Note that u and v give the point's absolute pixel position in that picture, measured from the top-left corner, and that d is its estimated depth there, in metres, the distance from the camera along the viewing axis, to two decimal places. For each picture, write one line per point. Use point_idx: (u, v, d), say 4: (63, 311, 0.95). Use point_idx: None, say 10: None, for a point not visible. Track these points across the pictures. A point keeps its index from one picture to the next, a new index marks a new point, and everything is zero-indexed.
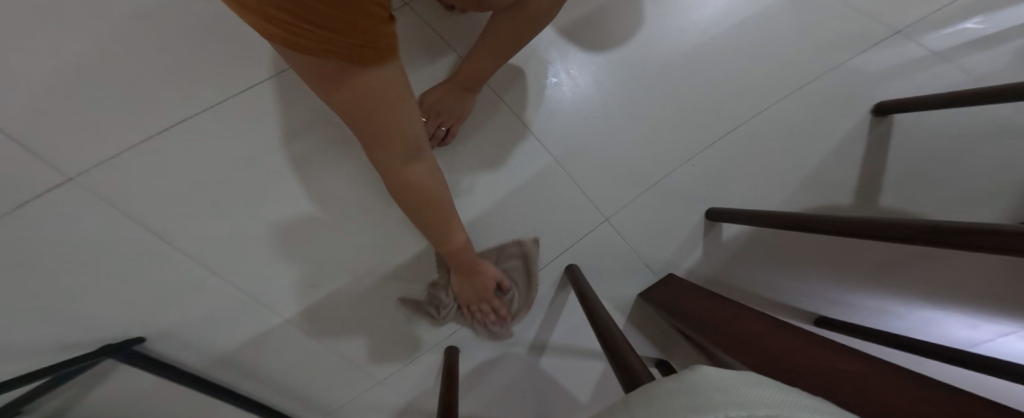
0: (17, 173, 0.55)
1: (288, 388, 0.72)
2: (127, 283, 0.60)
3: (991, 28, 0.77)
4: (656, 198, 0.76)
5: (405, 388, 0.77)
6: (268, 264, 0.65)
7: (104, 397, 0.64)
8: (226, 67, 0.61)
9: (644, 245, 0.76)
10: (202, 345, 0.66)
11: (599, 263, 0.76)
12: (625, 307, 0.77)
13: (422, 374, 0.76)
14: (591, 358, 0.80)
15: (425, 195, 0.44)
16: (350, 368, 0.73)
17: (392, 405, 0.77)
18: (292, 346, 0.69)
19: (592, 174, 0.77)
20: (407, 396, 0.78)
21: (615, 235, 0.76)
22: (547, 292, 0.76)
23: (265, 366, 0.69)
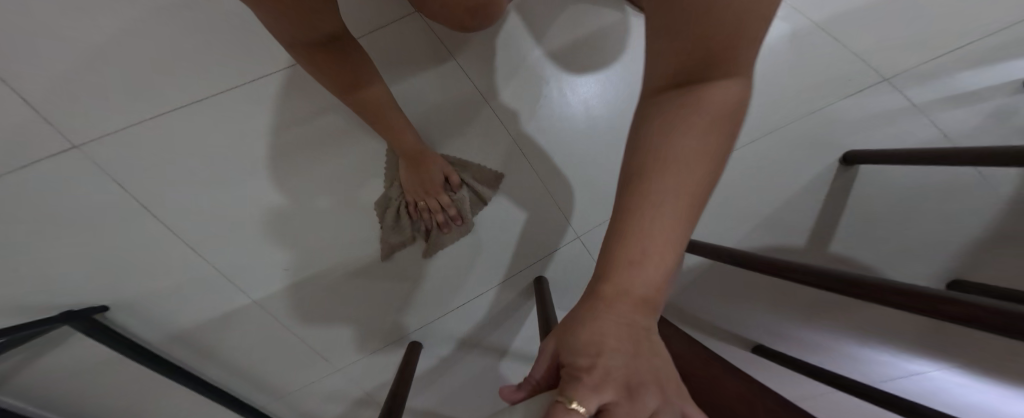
0: (54, 148, 0.66)
1: (244, 370, 0.79)
2: (133, 255, 0.70)
3: (971, 86, 0.80)
4: None
5: (365, 380, 0.84)
6: (258, 253, 0.74)
7: (54, 363, 0.68)
8: (240, 76, 0.71)
9: None
10: (168, 320, 0.73)
11: (564, 278, 0.80)
12: None
13: (381, 367, 0.83)
14: None
15: (374, 109, 0.61)
16: (312, 355, 0.80)
17: (351, 395, 0.85)
18: (253, 329, 0.76)
19: (569, 190, 0.79)
20: (366, 387, 0.85)
21: (583, 252, 0.79)
22: (508, 298, 0.81)
23: (226, 347, 0.76)
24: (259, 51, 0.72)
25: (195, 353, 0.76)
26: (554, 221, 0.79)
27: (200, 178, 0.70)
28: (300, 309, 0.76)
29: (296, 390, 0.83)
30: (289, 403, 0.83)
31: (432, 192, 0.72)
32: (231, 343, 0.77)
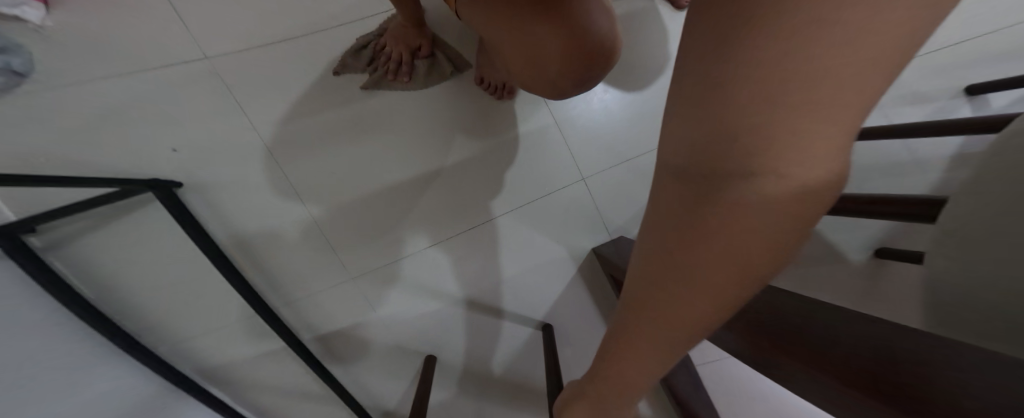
0: (177, 48, 0.86)
1: (279, 291, 0.93)
2: (202, 143, 0.88)
3: (935, 102, 1.03)
4: (625, 172, 0.93)
5: (384, 330, 0.96)
6: (314, 160, 0.92)
7: (127, 220, 0.90)
8: (334, 19, 0.92)
9: (608, 206, 0.92)
10: (217, 204, 0.91)
11: (567, 215, 0.92)
12: (579, 255, 0.93)
13: (399, 325, 0.96)
14: (519, 312, 0.96)
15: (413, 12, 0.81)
16: (338, 285, 0.94)
17: (376, 344, 0.97)
18: (292, 249, 0.92)
19: (583, 146, 0.93)
20: (388, 339, 0.96)
21: (587, 192, 0.92)
22: (515, 231, 0.93)
23: (266, 261, 0.92)
24: (356, 5, 0.93)
25: (240, 246, 0.91)
26: (566, 164, 0.92)
27: (282, 92, 0.90)
28: (339, 210, 0.93)
29: (309, 297, 0.94)
30: (299, 312, 0.94)
31: (401, 46, 0.89)
32: (271, 240, 0.91)
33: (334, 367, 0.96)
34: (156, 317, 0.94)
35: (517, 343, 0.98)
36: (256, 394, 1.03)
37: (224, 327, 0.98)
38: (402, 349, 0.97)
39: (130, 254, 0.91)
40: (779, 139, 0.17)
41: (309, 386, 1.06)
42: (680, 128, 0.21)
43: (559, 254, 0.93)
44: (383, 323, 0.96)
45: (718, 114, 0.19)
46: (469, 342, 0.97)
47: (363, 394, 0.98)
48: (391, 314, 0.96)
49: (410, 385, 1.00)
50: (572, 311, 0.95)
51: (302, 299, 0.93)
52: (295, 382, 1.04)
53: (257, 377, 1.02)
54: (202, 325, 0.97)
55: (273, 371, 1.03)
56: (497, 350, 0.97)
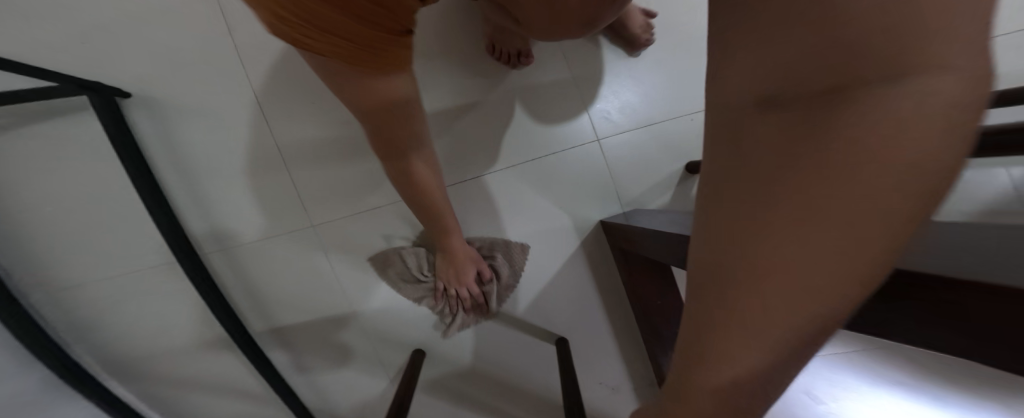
0: None
1: (219, 233, 0.79)
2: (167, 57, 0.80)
3: None
4: (645, 136, 0.80)
5: (347, 297, 0.79)
6: (287, 86, 0.82)
7: (49, 130, 0.77)
8: None
9: (623, 174, 0.79)
10: (166, 127, 0.80)
11: (576, 184, 0.78)
12: (583, 229, 0.79)
13: (361, 291, 0.80)
14: (501, 294, 0.79)
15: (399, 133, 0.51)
16: (291, 232, 0.80)
17: (332, 314, 0.79)
18: (245, 182, 0.80)
19: (597, 104, 0.80)
20: (349, 308, 0.79)
21: (599, 155, 0.79)
22: (508, 196, 0.79)
23: (211, 195, 0.79)
24: None
25: (178, 174, 0.79)
26: (575, 121, 0.80)
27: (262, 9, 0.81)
28: (302, 146, 0.81)
29: (247, 246, 0.79)
30: (233, 261, 0.78)
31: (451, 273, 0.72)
32: (215, 172, 0.80)
33: (261, 337, 0.78)
34: (49, 251, 0.77)
35: (498, 334, 0.79)
36: (149, 374, 0.81)
37: (129, 276, 0.79)
38: (352, 323, 0.80)
39: (36, 168, 0.77)
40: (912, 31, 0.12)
41: (227, 368, 0.83)
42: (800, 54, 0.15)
43: (558, 224, 0.78)
44: (331, 290, 0.80)
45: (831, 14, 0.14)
46: (437, 325, 0.79)
47: (293, 373, 0.80)
48: (346, 274, 0.80)
49: (357, 374, 0.80)
50: (568, 294, 0.79)
51: (236, 248, 0.78)
52: (206, 359, 0.82)
53: (159, 346, 0.81)
54: (101, 267, 0.78)
55: (178, 342, 0.81)
56: (473, 337, 0.79)
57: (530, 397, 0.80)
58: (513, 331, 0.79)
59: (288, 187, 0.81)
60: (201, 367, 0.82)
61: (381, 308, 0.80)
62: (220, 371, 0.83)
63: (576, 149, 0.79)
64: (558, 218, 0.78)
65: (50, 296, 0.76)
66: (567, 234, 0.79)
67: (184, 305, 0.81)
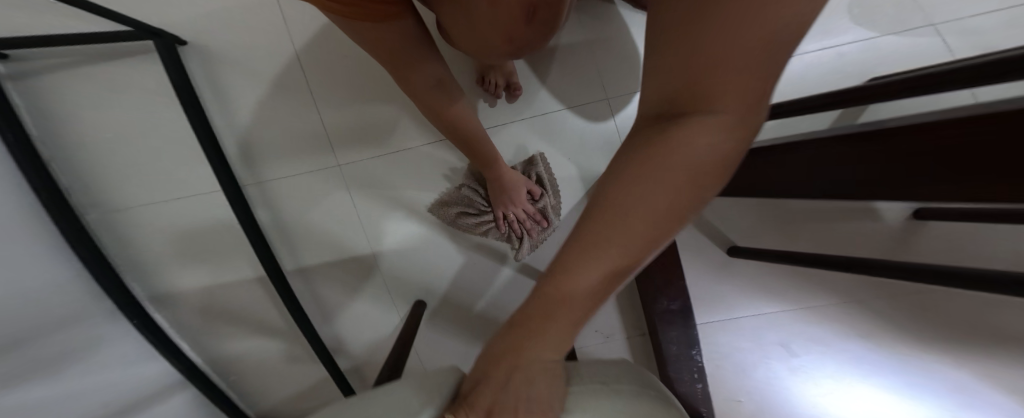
0: None
1: (256, 165, 0.89)
2: (216, 7, 0.89)
3: None
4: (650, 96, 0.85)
5: (369, 232, 0.88)
6: (321, 35, 0.90)
7: (114, 71, 0.87)
8: None
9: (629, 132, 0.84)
10: (214, 71, 0.89)
11: (583, 136, 0.84)
12: (587, 180, 0.85)
13: (381, 227, 0.88)
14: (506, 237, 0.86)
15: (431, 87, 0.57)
16: (322, 168, 0.89)
17: (354, 246, 0.88)
18: (282, 120, 0.89)
19: (608, 62, 0.85)
20: (370, 242, 0.88)
21: (607, 112, 0.84)
22: (520, 146, 0.85)
23: (251, 132, 0.89)
24: None
25: (221, 110, 0.89)
26: (585, 78, 0.85)
27: None
28: (335, 90, 0.90)
29: (280, 182, 0.89)
30: (265, 192, 0.88)
31: (511, 203, 0.79)
32: (259, 115, 0.89)
33: (288, 266, 0.88)
34: (107, 179, 0.87)
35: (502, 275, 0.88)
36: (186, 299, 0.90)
37: (173, 210, 0.88)
38: (369, 259, 0.88)
39: (99, 104, 0.87)
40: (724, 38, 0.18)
41: (252, 300, 0.91)
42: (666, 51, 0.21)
43: (567, 176, 0.85)
44: (352, 228, 0.88)
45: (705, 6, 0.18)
46: (447, 263, 0.88)
47: (312, 297, 0.89)
48: (366, 212, 0.88)
49: (369, 306, 0.89)
50: (568, 242, 0.85)
51: (272, 184, 0.88)
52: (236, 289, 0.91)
53: (196, 275, 0.90)
54: (152, 200, 0.88)
55: (214, 271, 0.90)
56: (479, 273, 0.87)
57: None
58: (518, 276, 0.87)
59: (320, 128, 0.90)
60: (230, 296, 0.91)
61: (397, 243, 0.88)
62: (246, 304, 0.91)
63: (589, 108, 0.84)
64: (568, 170, 0.85)
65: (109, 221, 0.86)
66: (572, 185, 0.85)
67: (219, 235, 0.90)
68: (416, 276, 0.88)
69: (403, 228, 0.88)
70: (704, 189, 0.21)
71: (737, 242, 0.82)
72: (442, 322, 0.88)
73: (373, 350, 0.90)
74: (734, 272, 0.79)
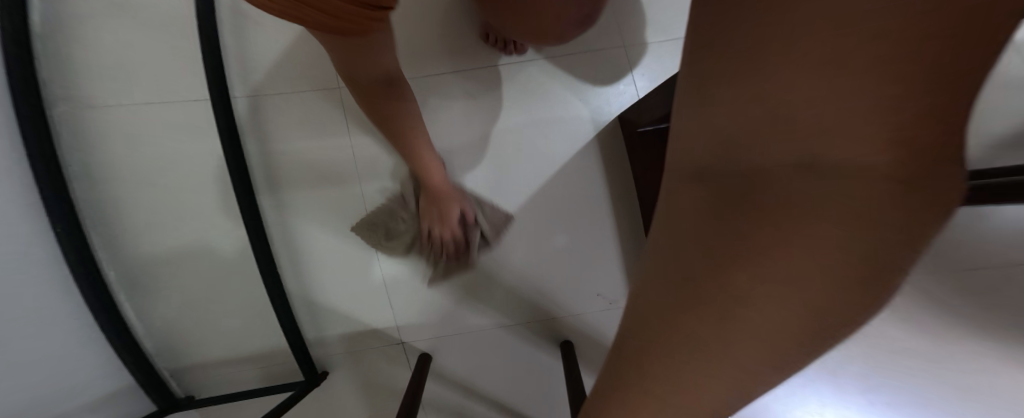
0: None
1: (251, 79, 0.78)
2: None
3: None
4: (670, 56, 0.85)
5: (372, 170, 0.77)
6: None
7: None
8: None
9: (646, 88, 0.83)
10: None
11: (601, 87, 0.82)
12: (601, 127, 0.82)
13: (387, 165, 0.77)
14: (517, 185, 0.79)
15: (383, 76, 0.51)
16: (328, 90, 0.78)
17: (351, 185, 0.77)
18: (285, 33, 0.79)
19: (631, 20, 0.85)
20: (368, 180, 0.77)
21: (624, 63, 0.84)
22: (541, 90, 0.81)
23: (250, 43, 0.79)
24: None
25: (219, 14, 0.78)
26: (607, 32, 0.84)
27: None
28: None
29: (272, 98, 0.77)
30: (255, 108, 0.77)
31: (446, 226, 0.73)
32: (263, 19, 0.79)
33: (260, 182, 0.76)
34: (83, 76, 0.76)
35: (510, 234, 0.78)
36: (128, 214, 0.74)
37: (145, 110, 0.77)
38: (355, 190, 0.77)
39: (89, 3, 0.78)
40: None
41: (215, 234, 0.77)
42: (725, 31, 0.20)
43: (579, 122, 0.82)
44: (341, 153, 0.77)
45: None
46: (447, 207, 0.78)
47: (284, 249, 0.76)
48: (368, 148, 0.77)
49: (344, 244, 0.76)
50: (579, 195, 0.80)
51: (263, 94, 0.78)
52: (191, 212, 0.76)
53: (153, 188, 0.76)
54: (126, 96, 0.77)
55: (173, 186, 0.76)
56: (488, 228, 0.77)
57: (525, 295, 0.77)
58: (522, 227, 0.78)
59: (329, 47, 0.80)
60: (181, 220, 0.76)
61: (397, 185, 0.77)
62: (198, 230, 0.76)
63: (606, 59, 0.84)
64: (580, 116, 0.82)
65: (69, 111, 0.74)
66: (587, 132, 0.82)
67: (192, 154, 0.77)
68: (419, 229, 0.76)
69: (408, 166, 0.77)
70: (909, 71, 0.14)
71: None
72: (429, 274, 0.76)
73: (339, 298, 0.77)
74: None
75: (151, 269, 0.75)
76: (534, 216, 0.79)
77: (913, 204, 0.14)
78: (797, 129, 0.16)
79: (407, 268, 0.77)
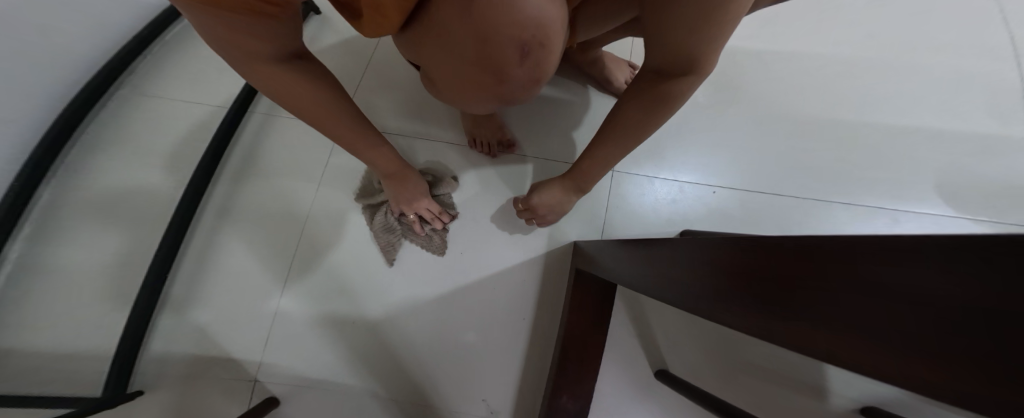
0: None
1: (276, 104, 0.82)
2: None
3: None
4: (667, 191, 0.73)
5: (329, 203, 0.75)
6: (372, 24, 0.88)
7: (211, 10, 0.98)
8: None
9: (622, 219, 0.71)
10: None
11: None
12: (556, 241, 0.71)
13: (340, 203, 0.75)
14: (438, 268, 0.72)
15: (285, 97, 0.43)
16: (308, 133, 0.80)
17: (295, 212, 0.75)
18: None
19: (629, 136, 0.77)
20: (315, 211, 0.75)
21: (607, 184, 0.73)
22: (508, 186, 0.75)
23: None
24: None
25: None
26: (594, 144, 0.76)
27: None
28: (374, 73, 0.84)
29: (284, 121, 0.80)
30: (263, 127, 0.80)
31: (414, 208, 0.69)
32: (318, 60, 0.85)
33: (222, 184, 0.76)
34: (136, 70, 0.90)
35: (415, 314, 0.70)
36: (99, 166, 0.80)
37: (165, 99, 0.87)
38: (298, 221, 0.74)
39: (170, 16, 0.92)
40: (465, 56, 0.42)
41: (140, 226, 0.78)
42: (459, 55, 0.42)
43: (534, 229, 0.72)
44: (306, 186, 0.76)
45: (463, 52, 0.41)
46: (356, 270, 0.72)
47: (202, 246, 0.73)
48: (328, 186, 0.76)
49: (257, 264, 0.73)
50: (500, 297, 0.70)
51: (279, 119, 0.81)
52: (148, 182, 0.81)
53: (119, 165, 0.81)
54: (173, 83, 0.88)
55: (142, 165, 0.82)
56: (399, 300, 0.70)
57: (403, 376, 0.68)
58: (432, 308, 0.70)
59: None
60: (135, 186, 0.80)
61: (333, 225, 0.74)
62: (143, 204, 0.79)
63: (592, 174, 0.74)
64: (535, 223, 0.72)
65: (127, 75, 0.87)
66: (536, 241, 0.72)
67: (162, 150, 0.83)
68: (335, 276, 0.72)
69: (351, 215, 0.75)
70: (517, 58, 0.42)
71: (670, 367, 0.66)
72: (318, 322, 0.70)
73: (216, 317, 0.71)
74: (657, 398, 0.66)
75: (79, 216, 0.77)
76: (443, 304, 0.70)
77: (476, 77, 0.47)
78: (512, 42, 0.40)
79: (305, 311, 0.71)
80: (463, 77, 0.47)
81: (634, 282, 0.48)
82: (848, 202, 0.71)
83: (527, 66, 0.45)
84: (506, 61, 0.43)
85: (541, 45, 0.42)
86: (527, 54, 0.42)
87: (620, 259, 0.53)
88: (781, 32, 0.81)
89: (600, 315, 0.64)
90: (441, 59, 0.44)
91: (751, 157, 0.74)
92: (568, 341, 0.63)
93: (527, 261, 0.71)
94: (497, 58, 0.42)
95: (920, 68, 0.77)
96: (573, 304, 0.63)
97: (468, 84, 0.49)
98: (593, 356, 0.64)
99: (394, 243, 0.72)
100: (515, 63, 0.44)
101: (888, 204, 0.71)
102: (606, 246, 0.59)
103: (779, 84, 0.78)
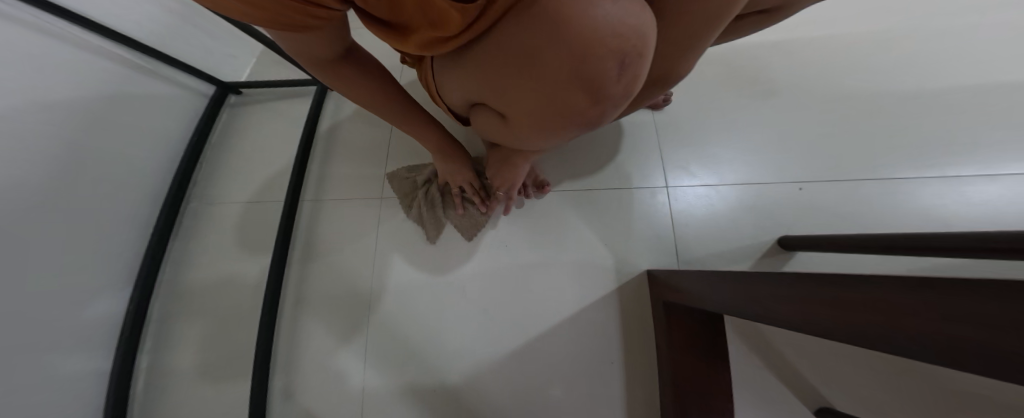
0: None
1: (321, 185, 0.85)
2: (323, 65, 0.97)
3: None
4: (735, 197, 0.66)
5: (388, 269, 0.77)
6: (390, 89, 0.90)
7: (243, 109, 1.05)
8: None
9: (690, 236, 0.65)
10: None
11: (625, 221, 0.68)
12: (624, 271, 0.66)
13: (400, 268, 0.76)
14: (507, 320, 0.69)
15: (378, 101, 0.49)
16: (355, 208, 0.82)
17: (361, 285, 0.77)
18: (348, 155, 0.88)
19: (671, 145, 0.71)
20: (379, 281, 0.76)
21: (664, 202, 0.67)
22: (560, 221, 0.70)
23: (326, 154, 0.88)
24: None
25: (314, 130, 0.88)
26: (640, 160, 0.71)
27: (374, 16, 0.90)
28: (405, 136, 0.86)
29: (335, 201, 0.84)
30: (316, 210, 0.83)
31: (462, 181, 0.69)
32: (350, 135, 0.89)
33: (294, 270, 0.79)
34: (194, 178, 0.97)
35: (502, 373, 0.68)
36: (186, 272, 0.89)
37: (226, 201, 0.95)
38: (366, 293, 0.76)
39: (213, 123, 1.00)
40: (559, 85, 0.36)
41: (231, 323, 0.85)
42: (546, 87, 0.37)
43: (595, 262, 0.68)
44: (364, 259, 0.78)
45: (556, 79, 0.35)
46: (428, 336, 0.72)
47: (287, 335, 0.76)
48: (384, 254, 0.78)
49: (336, 342, 0.75)
50: (579, 342, 0.66)
51: (327, 200, 0.84)
52: (229, 276, 0.88)
53: (201, 268, 0.89)
54: (232, 187, 0.96)
55: (220, 265, 0.89)
56: (474, 360, 0.69)
57: None
58: (509, 363, 0.67)
59: (380, 165, 0.85)
60: (218, 282, 0.87)
61: (397, 291, 0.75)
62: (229, 302, 0.86)
63: (645, 194, 0.68)
64: (595, 254, 0.68)
65: (190, 184, 0.96)
66: (604, 274, 0.67)
67: (233, 248, 0.90)
68: (411, 342, 0.72)
69: (410, 278, 0.75)
70: (610, 84, 0.36)
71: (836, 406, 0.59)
72: (403, 391, 0.70)
73: (317, 404, 0.72)
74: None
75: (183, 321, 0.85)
76: (523, 357, 0.67)
77: (575, 110, 0.41)
78: (602, 63, 0.34)
79: (388, 385, 0.71)
80: (544, 114, 0.42)
81: (737, 313, 0.42)
82: (946, 174, 0.63)
83: (615, 103, 0.40)
84: (598, 94, 0.38)
85: (637, 53, 0.34)
86: (625, 66, 0.35)
87: (713, 293, 0.47)
88: (805, 19, 0.78)
89: (708, 350, 0.57)
90: (516, 98, 0.40)
91: (810, 142, 0.68)
92: (674, 386, 0.57)
93: (597, 297, 0.66)
94: (597, 81, 0.36)
95: (947, 30, 0.74)
96: (669, 342, 0.58)
97: (551, 121, 0.44)
98: (708, 395, 0.57)
99: (437, 224, 0.76)
100: (611, 77, 0.36)
101: (990, 166, 0.63)
102: (692, 275, 0.53)
103: (810, 66, 0.74)
